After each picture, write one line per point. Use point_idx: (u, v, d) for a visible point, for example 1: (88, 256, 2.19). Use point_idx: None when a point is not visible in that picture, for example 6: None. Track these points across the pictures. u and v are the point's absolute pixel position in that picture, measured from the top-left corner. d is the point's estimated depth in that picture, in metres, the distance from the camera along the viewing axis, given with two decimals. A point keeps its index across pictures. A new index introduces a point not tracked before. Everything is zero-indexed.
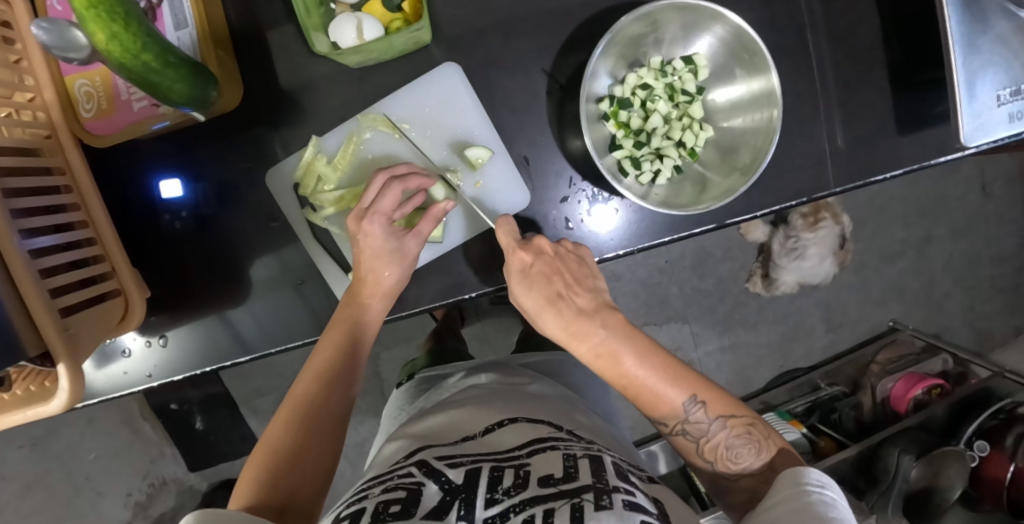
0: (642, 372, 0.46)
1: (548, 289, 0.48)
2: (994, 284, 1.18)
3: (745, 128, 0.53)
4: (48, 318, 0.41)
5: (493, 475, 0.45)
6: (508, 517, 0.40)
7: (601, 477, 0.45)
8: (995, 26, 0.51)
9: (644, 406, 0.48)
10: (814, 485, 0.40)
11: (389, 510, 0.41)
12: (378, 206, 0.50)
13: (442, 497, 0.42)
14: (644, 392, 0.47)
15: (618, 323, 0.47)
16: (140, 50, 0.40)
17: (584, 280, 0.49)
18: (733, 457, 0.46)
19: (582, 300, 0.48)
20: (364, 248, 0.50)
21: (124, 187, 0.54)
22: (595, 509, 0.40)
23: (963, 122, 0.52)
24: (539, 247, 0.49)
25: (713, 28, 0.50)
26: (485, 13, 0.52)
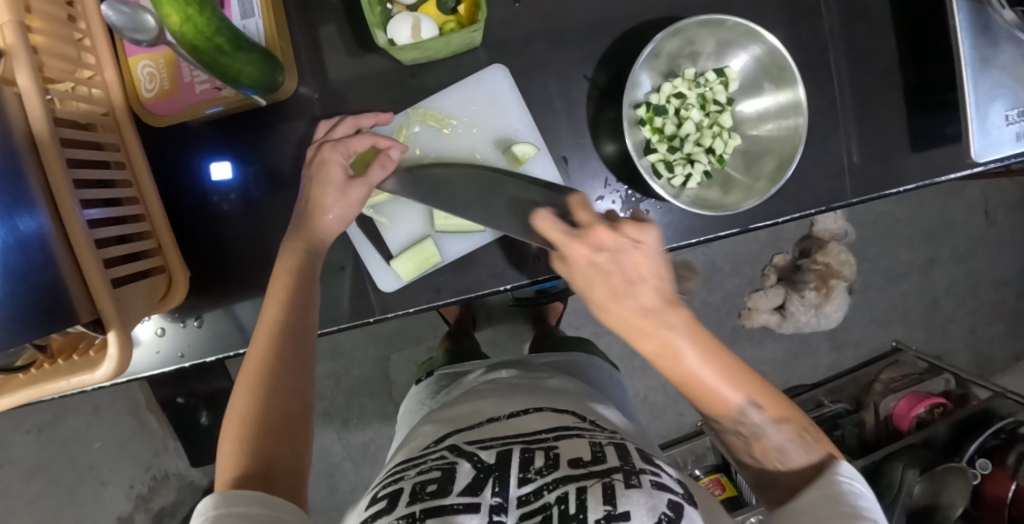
0: (704, 369, 0.40)
1: (624, 293, 0.38)
2: (994, 308, 1.21)
3: (772, 138, 0.55)
4: (100, 285, 0.43)
5: (524, 456, 0.46)
6: (542, 494, 0.42)
7: (627, 460, 0.47)
8: (1005, 52, 0.55)
9: (697, 400, 0.44)
10: (844, 475, 0.41)
11: (427, 489, 0.43)
12: (340, 143, 0.51)
13: (477, 475, 0.44)
14: (706, 393, 0.42)
15: (689, 318, 0.39)
16: (214, 34, 0.42)
17: (659, 260, 0.40)
18: (785, 459, 0.44)
19: (653, 290, 0.38)
20: (321, 182, 0.50)
21: (171, 170, 0.56)
22: (626, 487, 0.41)
23: (974, 139, 0.56)
24: (604, 233, 0.39)
25: (746, 43, 0.53)
26: (531, 19, 0.55)
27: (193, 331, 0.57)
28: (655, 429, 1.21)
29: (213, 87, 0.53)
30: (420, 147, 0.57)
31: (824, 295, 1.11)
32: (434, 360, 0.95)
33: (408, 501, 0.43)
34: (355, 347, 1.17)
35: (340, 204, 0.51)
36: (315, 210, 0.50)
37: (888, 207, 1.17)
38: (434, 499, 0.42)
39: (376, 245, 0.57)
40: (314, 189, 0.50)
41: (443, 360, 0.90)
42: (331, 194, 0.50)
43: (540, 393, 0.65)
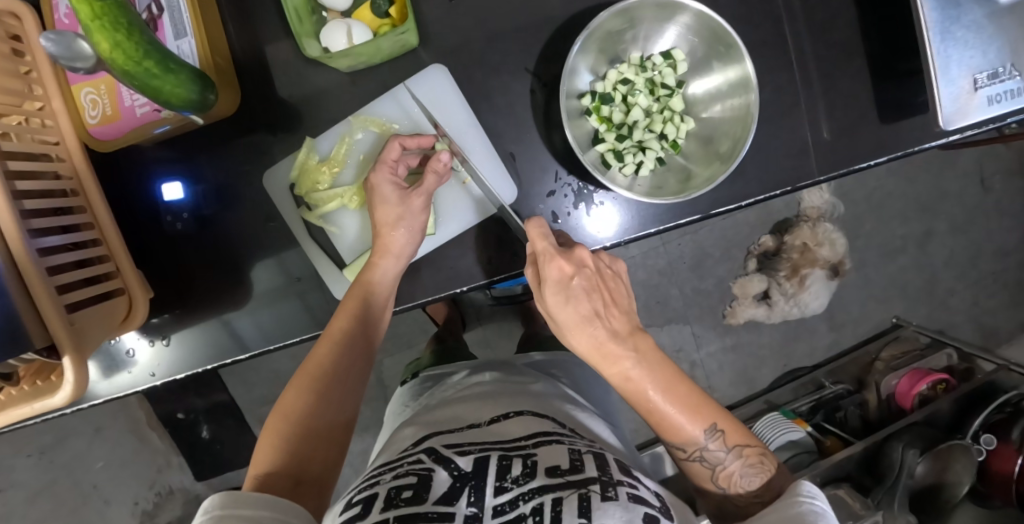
0: (665, 403, 0.44)
1: (586, 308, 0.43)
2: (998, 279, 1.17)
3: (724, 118, 0.54)
4: (56, 314, 0.43)
5: (502, 463, 0.45)
6: (517, 504, 0.41)
7: (606, 470, 0.46)
8: (968, 12, 0.50)
9: (659, 428, 0.47)
10: (806, 495, 0.40)
11: (401, 495, 0.42)
12: (384, 157, 0.55)
13: (453, 484, 0.43)
14: (665, 418, 0.45)
15: (649, 348, 0.45)
16: (143, 57, 0.42)
17: (620, 299, 0.45)
18: (746, 486, 0.46)
19: (617, 322, 0.44)
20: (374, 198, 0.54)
21: (132, 192, 0.57)
22: (602, 499, 0.40)
23: (941, 105, 0.51)
24: (582, 259, 0.44)
25: (688, 22, 0.52)
26: (469, 18, 0.55)
27: (162, 350, 0.58)
28: None
29: (153, 110, 0.51)
30: (365, 152, 0.58)
31: (800, 285, 1.10)
32: (420, 359, 0.95)
33: (382, 507, 0.41)
34: None
35: (409, 232, 0.53)
36: (386, 228, 0.53)
37: (880, 181, 1.13)
38: (409, 506, 0.41)
39: (330, 255, 0.59)
40: (378, 211, 0.54)
41: (429, 360, 0.90)
42: (388, 213, 0.53)
43: (520, 397, 0.64)
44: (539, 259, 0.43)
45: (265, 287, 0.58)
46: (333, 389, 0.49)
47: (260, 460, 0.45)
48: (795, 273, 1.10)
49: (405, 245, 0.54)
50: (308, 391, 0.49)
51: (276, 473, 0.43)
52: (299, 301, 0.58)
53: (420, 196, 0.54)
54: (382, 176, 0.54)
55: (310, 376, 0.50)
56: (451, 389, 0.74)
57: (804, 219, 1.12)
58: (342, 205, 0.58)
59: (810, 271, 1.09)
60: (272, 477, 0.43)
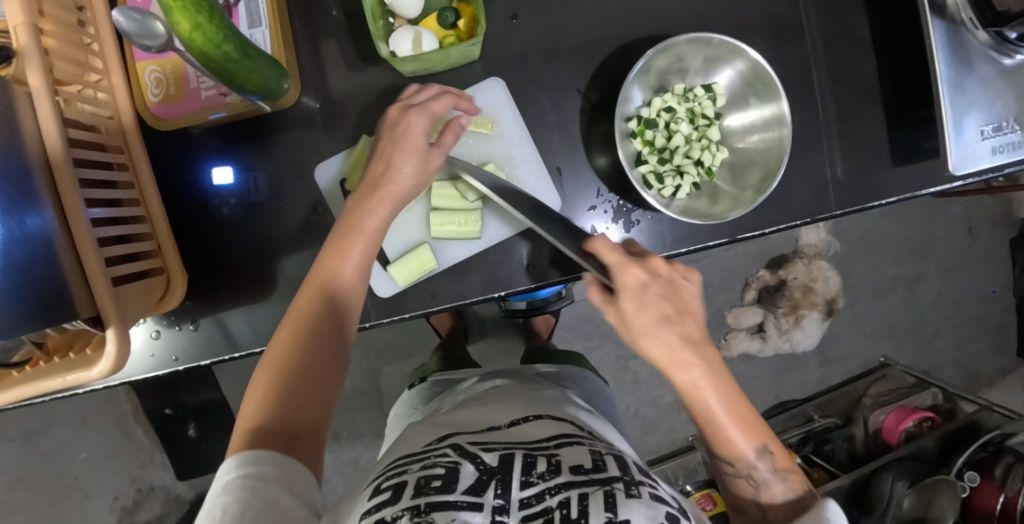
0: (722, 409, 0.45)
1: (653, 311, 0.46)
2: (979, 324, 1.23)
3: (757, 150, 0.57)
4: (104, 284, 0.43)
5: (527, 460, 0.46)
6: (544, 498, 0.41)
7: (626, 471, 0.47)
8: (980, 70, 0.55)
9: (710, 440, 0.47)
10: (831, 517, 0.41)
11: (431, 484, 0.42)
12: (414, 98, 0.53)
13: (479, 477, 0.44)
14: (723, 433, 0.46)
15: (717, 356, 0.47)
16: (222, 41, 0.43)
17: (694, 309, 0.48)
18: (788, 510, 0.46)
19: (690, 327, 0.47)
20: (390, 137, 0.52)
21: (177, 174, 0.57)
22: (626, 497, 0.42)
23: (952, 152, 0.56)
24: (656, 267, 0.48)
25: (732, 60, 0.55)
26: (526, 36, 0.57)
27: (188, 334, 0.59)
28: (646, 444, 1.22)
29: (218, 94, 0.52)
30: None
31: (795, 322, 1.14)
32: (426, 365, 0.96)
33: (413, 495, 0.42)
34: None
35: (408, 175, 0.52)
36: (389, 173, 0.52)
37: (874, 223, 1.19)
38: (438, 494, 0.41)
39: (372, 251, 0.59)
40: (389, 152, 0.52)
41: (436, 368, 0.90)
42: (404, 157, 0.52)
43: (536, 401, 0.66)
44: (615, 268, 0.47)
45: (304, 279, 0.59)
46: (310, 350, 0.47)
47: (247, 416, 0.44)
48: (791, 309, 1.14)
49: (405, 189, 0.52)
50: (297, 333, 0.47)
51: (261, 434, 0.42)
52: None
53: (422, 117, 0.52)
54: (396, 114, 0.53)
55: (294, 327, 0.48)
56: (464, 394, 0.75)
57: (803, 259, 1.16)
58: None
59: (806, 311, 1.14)
60: (265, 434, 0.41)
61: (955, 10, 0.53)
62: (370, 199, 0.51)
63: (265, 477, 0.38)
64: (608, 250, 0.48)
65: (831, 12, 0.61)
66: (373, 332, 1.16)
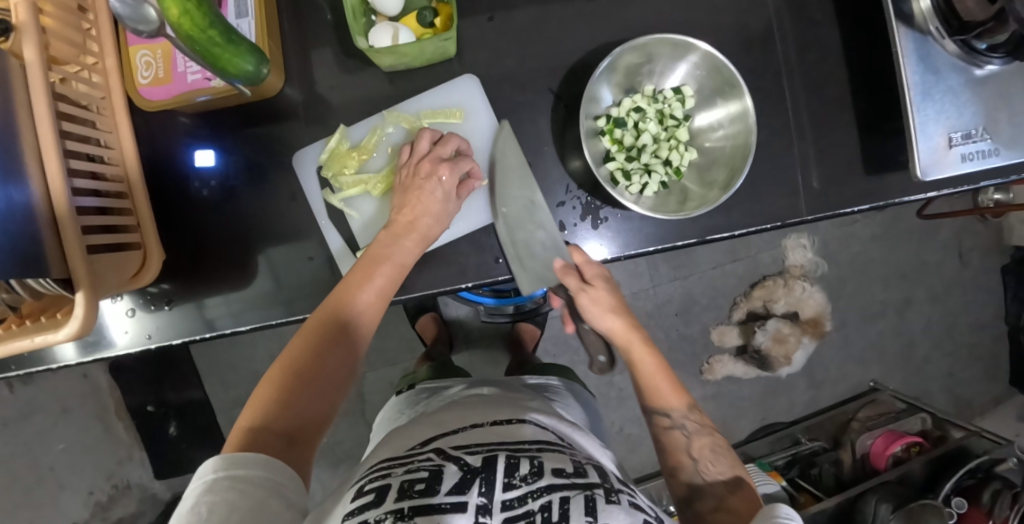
0: (658, 367, 0.56)
1: (609, 297, 0.59)
2: (972, 351, 1.21)
3: (722, 150, 0.59)
4: (79, 252, 0.45)
5: (510, 462, 0.46)
6: (526, 501, 0.41)
7: (607, 478, 0.47)
8: (943, 78, 0.56)
9: (641, 391, 0.56)
10: (783, 516, 0.41)
11: (415, 487, 0.43)
12: (439, 151, 0.58)
13: (463, 476, 0.44)
14: (657, 382, 0.55)
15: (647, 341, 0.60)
16: (208, 26, 0.45)
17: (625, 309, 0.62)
18: (713, 460, 0.51)
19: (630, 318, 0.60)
20: (417, 186, 0.57)
21: (163, 158, 0.60)
22: (606, 502, 0.42)
23: (919, 156, 0.57)
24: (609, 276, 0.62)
25: (696, 62, 0.57)
26: (502, 38, 0.60)
27: (163, 314, 0.60)
28: (630, 463, 1.20)
29: (204, 78, 0.55)
30: (394, 146, 0.62)
31: (782, 347, 1.14)
32: (416, 374, 0.95)
33: (397, 497, 0.42)
34: None
35: (438, 219, 0.58)
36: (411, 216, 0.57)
37: (863, 245, 1.19)
38: (423, 497, 0.41)
39: (342, 232, 0.61)
40: (411, 196, 0.57)
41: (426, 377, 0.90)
42: (425, 203, 0.57)
43: (520, 408, 0.66)
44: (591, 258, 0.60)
45: (281, 264, 0.61)
46: (324, 364, 0.51)
47: (253, 413, 0.47)
48: (782, 334, 1.14)
49: (431, 230, 0.57)
50: (309, 348, 0.51)
51: (268, 430, 0.46)
52: (311, 275, 0.61)
53: (451, 173, 0.58)
54: (425, 164, 0.58)
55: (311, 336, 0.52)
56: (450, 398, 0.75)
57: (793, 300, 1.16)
58: (365, 191, 0.62)
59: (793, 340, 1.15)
60: (268, 434, 0.45)
61: (923, 20, 0.55)
62: (402, 234, 0.56)
63: (253, 479, 0.40)
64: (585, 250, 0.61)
65: (800, 25, 0.64)
66: None
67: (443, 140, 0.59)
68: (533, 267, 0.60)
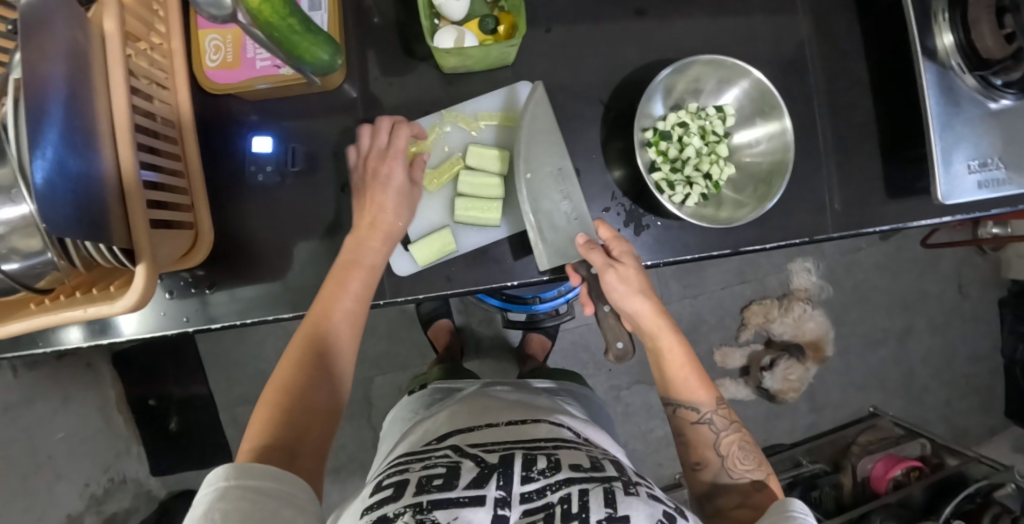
0: (689, 361, 0.56)
1: (637, 276, 0.56)
2: (968, 382, 1.25)
3: (762, 166, 0.62)
4: (145, 224, 0.46)
5: (527, 457, 0.47)
6: (545, 494, 0.42)
7: (624, 472, 0.48)
8: (968, 111, 0.60)
9: (672, 383, 0.57)
10: (797, 512, 0.44)
11: (433, 482, 0.43)
12: (395, 146, 0.58)
13: (480, 471, 0.45)
14: (687, 376, 0.56)
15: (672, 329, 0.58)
16: (288, 14, 0.47)
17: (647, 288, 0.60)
18: (741, 457, 0.54)
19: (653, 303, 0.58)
20: (382, 184, 0.57)
21: (220, 141, 0.61)
22: (626, 494, 0.42)
23: (940, 183, 0.60)
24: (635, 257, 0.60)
25: (741, 83, 0.60)
26: (557, 49, 0.63)
27: (203, 298, 0.61)
28: None
29: (271, 65, 0.56)
30: (449, 144, 0.63)
31: (782, 381, 1.18)
32: (427, 374, 0.95)
33: (415, 492, 0.42)
34: None
35: (396, 213, 0.58)
36: (377, 216, 0.57)
37: (867, 273, 1.23)
38: (440, 491, 0.42)
39: None
40: (377, 195, 0.57)
41: (437, 376, 0.91)
42: (390, 201, 0.57)
43: (533, 407, 0.67)
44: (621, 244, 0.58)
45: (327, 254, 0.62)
46: (312, 374, 0.52)
47: (254, 432, 0.48)
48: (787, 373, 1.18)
49: (393, 225, 0.58)
50: (296, 361, 0.52)
51: (271, 446, 0.46)
52: None
53: (396, 165, 0.58)
54: (371, 161, 0.57)
55: (298, 349, 0.53)
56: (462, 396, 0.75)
57: (800, 343, 1.18)
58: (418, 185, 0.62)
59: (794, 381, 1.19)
60: (269, 449, 0.46)
61: (946, 55, 0.60)
62: (365, 237, 0.56)
63: (261, 490, 0.40)
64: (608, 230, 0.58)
65: (834, 55, 0.67)
66: (369, 340, 1.16)
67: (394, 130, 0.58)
68: (554, 240, 0.60)
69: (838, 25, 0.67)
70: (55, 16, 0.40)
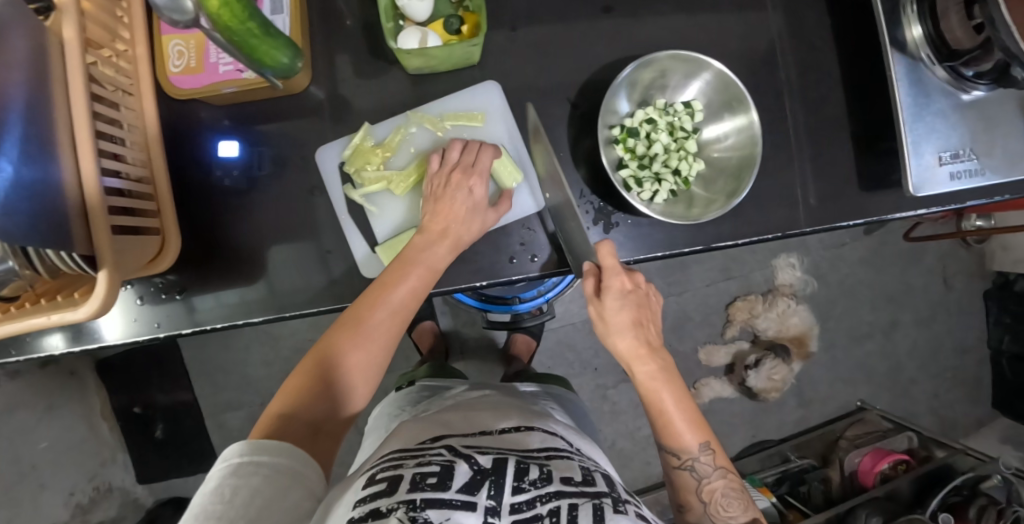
0: (673, 406, 0.52)
1: (625, 314, 0.54)
2: (955, 374, 1.25)
3: (730, 161, 0.62)
4: (105, 235, 0.45)
5: (520, 466, 0.46)
6: (535, 504, 0.41)
7: (614, 488, 0.47)
8: (936, 102, 0.60)
9: (658, 426, 0.53)
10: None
11: (426, 480, 0.42)
12: (480, 165, 0.60)
13: (473, 476, 0.44)
14: (672, 420, 0.52)
15: (668, 363, 0.54)
16: (247, 18, 0.47)
17: (654, 316, 0.57)
18: (725, 504, 0.51)
19: (652, 334, 0.56)
20: (457, 195, 0.58)
21: (186, 146, 0.61)
22: (614, 512, 0.41)
23: (911, 175, 0.60)
24: (637, 281, 0.57)
25: (707, 77, 0.60)
26: (522, 48, 0.63)
27: (174, 303, 0.60)
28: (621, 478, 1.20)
29: (234, 70, 0.56)
30: (416, 145, 0.63)
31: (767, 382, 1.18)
32: (415, 372, 0.95)
33: (408, 488, 0.41)
34: None
35: (468, 225, 0.58)
36: (449, 216, 0.57)
37: (851, 268, 1.23)
38: (433, 491, 0.41)
39: (364, 232, 0.62)
40: (445, 202, 0.58)
41: (424, 373, 0.89)
42: (460, 207, 0.58)
43: (526, 413, 0.65)
44: (607, 272, 0.54)
45: (296, 257, 0.61)
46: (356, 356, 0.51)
47: (283, 396, 0.48)
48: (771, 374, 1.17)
49: (463, 237, 0.57)
50: (342, 339, 0.51)
51: (297, 418, 0.46)
52: (327, 268, 0.62)
53: (480, 182, 0.59)
54: (455, 176, 0.59)
55: (348, 326, 0.51)
56: (451, 399, 0.73)
57: (784, 344, 1.18)
58: (387, 186, 0.62)
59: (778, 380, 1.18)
60: (296, 421, 0.45)
61: (915, 47, 0.59)
62: (436, 239, 0.56)
63: (269, 467, 0.40)
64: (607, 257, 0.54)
65: (802, 49, 0.67)
66: None
67: (482, 150, 0.60)
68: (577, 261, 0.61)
69: (806, 18, 0.67)
70: (10, 31, 0.40)
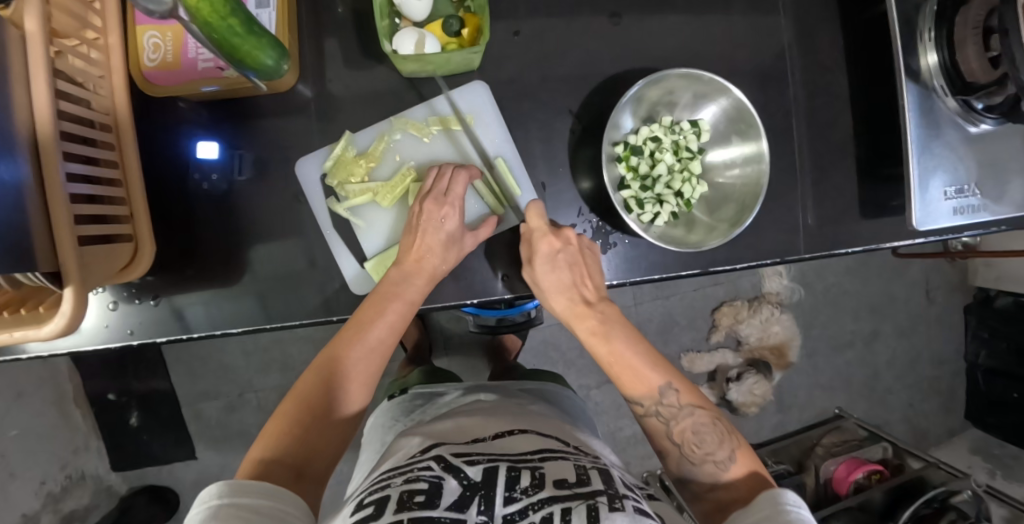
0: (628, 353, 0.53)
1: (555, 277, 0.56)
2: (930, 385, 1.28)
3: (734, 186, 0.60)
4: (66, 224, 0.42)
5: (510, 474, 0.45)
6: (528, 513, 0.40)
7: (612, 484, 0.46)
8: (946, 134, 0.59)
9: (619, 381, 0.54)
10: (791, 504, 0.42)
11: (414, 499, 0.41)
12: (452, 191, 0.57)
13: (462, 493, 0.42)
14: (624, 374, 0.53)
15: (614, 311, 0.56)
16: (228, 14, 0.43)
17: (595, 276, 0.57)
18: (697, 442, 0.50)
19: (589, 291, 0.57)
20: (427, 228, 0.56)
21: (160, 145, 0.57)
22: (610, 510, 0.41)
23: (916, 209, 0.59)
24: (568, 237, 0.56)
25: (719, 99, 0.58)
26: (524, 54, 0.60)
27: (148, 309, 0.58)
28: None
29: (215, 67, 0.53)
30: (401, 153, 0.60)
31: (746, 395, 1.18)
32: (405, 379, 0.91)
33: (395, 509, 0.40)
34: (305, 361, 1.12)
35: (444, 257, 0.56)
36: (423, 250, 0.55)
37: (837, 278, 1.24)
38: (421, 510, 0.40)
39: (351, 247, 0.60)
40: (419, 235, 0.56)
41: (416, 379, 0.86)
42: (433, 240, 0.55)
43: (523, 416, 0.63)
44: (534, 234, 0.56)
45: (277, 267, 0.58)
46: (333, 395, 0.50)
47: (265, 445, 0.47)
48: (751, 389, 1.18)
49: (438, 268, 0.56)
50: (319, 381, 0.50)
51: (281, 462, 0.45)
52: (312, 280, 0.59)
53: (453, 212, 0.56)
54: (427, 206, 0.56)
55: (323, 367, 0.51)
56: (446, 407, 0.71)
57: (766, 361, 1.19)
58: (371, 199, 0.59)
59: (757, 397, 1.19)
60: (280, 468, 0.45)
61: (928, 76, 0.58)
62: (412, 273, 0.55)
63: (253, 508, 0.39)
64: (534, 218, 0.56)
65: (813, 68, 0.65)
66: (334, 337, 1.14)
67: (454, 176, 0.57)
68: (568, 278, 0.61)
69: (817, 32, 0.65)
70: None
